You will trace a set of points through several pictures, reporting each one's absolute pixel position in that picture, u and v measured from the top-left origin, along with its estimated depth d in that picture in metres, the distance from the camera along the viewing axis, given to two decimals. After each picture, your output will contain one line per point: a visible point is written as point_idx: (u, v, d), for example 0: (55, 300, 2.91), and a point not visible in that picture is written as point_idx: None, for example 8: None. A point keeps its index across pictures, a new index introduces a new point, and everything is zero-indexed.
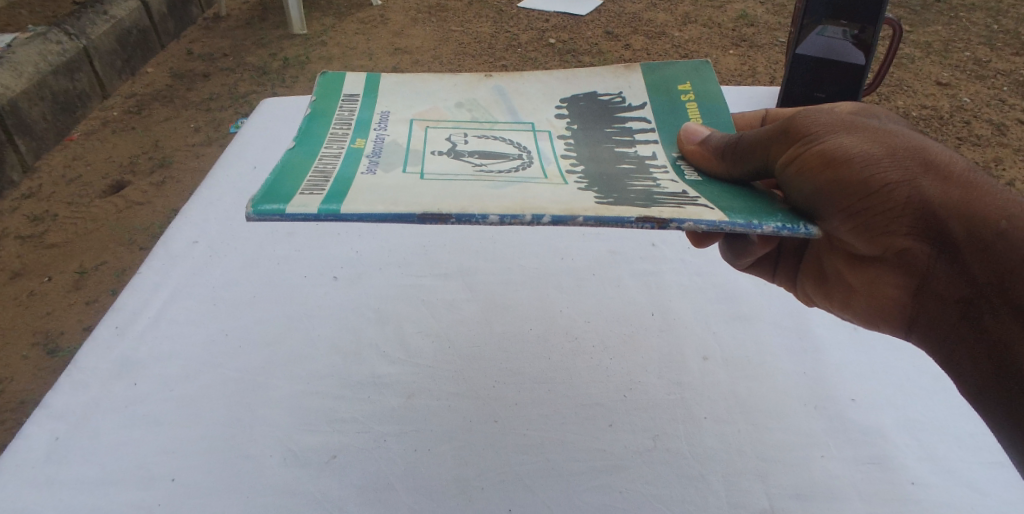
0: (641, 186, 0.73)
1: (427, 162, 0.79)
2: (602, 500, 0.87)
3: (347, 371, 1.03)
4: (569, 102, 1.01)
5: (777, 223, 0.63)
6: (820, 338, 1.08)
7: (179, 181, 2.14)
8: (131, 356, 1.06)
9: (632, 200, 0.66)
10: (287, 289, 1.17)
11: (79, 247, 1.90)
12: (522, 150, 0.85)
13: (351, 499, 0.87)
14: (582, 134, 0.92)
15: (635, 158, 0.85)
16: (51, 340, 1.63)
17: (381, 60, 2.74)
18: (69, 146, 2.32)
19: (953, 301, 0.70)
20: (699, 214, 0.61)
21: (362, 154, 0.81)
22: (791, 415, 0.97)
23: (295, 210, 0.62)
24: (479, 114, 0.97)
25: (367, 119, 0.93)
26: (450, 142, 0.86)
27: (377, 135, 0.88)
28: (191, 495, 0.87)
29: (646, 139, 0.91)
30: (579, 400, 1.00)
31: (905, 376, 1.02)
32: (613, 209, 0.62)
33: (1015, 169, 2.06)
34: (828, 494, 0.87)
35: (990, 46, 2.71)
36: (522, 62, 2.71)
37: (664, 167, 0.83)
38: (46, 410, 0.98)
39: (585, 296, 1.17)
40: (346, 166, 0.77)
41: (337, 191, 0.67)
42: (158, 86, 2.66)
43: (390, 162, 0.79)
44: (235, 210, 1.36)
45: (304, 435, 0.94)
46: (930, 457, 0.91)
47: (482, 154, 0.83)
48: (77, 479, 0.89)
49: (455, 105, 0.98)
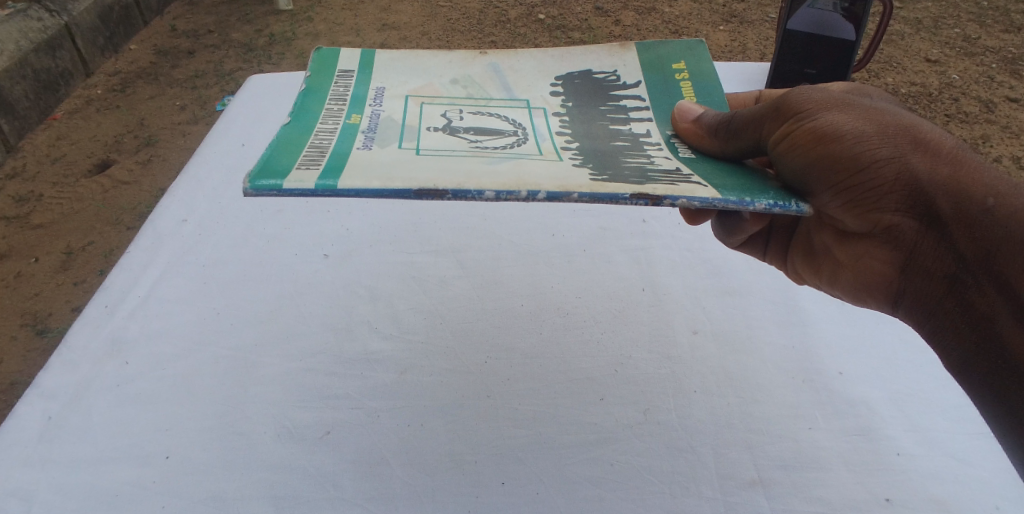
0: (634, 163, 0.73)
1: (423, 138, 0.78)
2: (592, 472, 0.88)
3: (339, 349, 1.04)
4: (563, 79, 1.00)
5: (769, 201, 0.63)
6: (808, 312, 1.10)
7: (165, 159, 2.12)
8: (121, 335, 1.05)
9: (626, 176, 0.66)
10: (277, 267, 1.17)
11: (65, 227, 1.88)
12: (517, 127, 0.85)
13: (346, 474, 0.88)
14: (577, 111, 0.92)
15: (629, 135, 0.85)
16: (40, 321, 1.62)
17: (370, 36, 2.70)
18: (53, 125, 2.29)
19: (939, 277, 0.70)
20: (693, 191, 0.61)
21: (358, 130, 0.81)
22: (779, 387, 0.98)
23: (292, 186, 0.61)
24: (473, 91, 0.96)
25: (363, 95, 0.92)
26: (446, 118, 0.86)
27: (372, 112, 0.87)
28: (186, 472, 0.87)
29: (640, 117, 0.91)
30: (570, 374, 1.01)
31: (890, 348, 1.04)
32: (606, 187, 0.62)
33: (1002, 145, 2.08)
34: (815, 464, 0.89)
35: (980, 22, 2.71)
36: (512, 38, 2.69)
37: (657, 145, 0.83)
38: (37, 389, 0.98)
39: (577, 272, 1.17)
40: (342, 141, 0.77)
41: (333, 166, 0.66)
42: (142, 63, 2.61)
43: (386, 138, 0.79)
44: (222, 188, 1.35)
45: (297, 411, 0.95)
46: (914, 427, 0.93)
47: (478, 130, 0.83)
48: (71, 458, 0.89)
49: (450, 82, 0.98)
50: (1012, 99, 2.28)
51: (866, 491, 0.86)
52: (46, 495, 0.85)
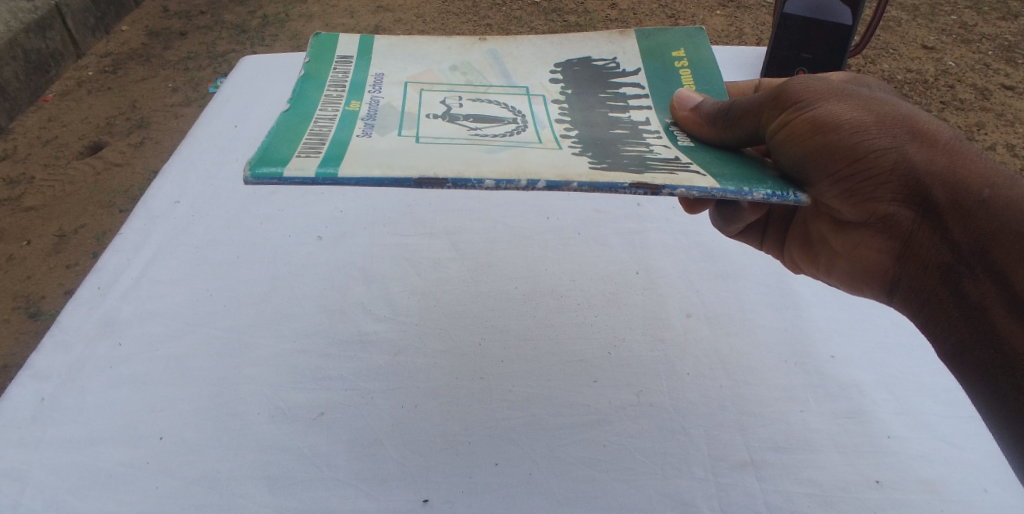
0: (633, 152, 0.73)
1: (422, 126, 0.78)
2: (586, 453, 0.89)
3: (334, 330, 1.03)
4: (563, 66, 0.99)
5: (767, 191, 0.63)
6: (802, 296, 1.10)
7: (158, 141, 2.10)
8: (113, 317, 1.05)
9: (625, 165, 0.66)
10: (272, 250, 1.16)
11: (57, 209, 1.87)
12: (517, 115, 0.85)
13: (340, 455, 0.88)
14: (577, 99, 0.91)
15: (629, 124, 0.85)
16: (33, 304, 1.62)
17: (364, 18, 2.68)
18: (44, 106, 2.27)
19: (933, 265, 0.70)
20: (691, 181, 0.61)
21: (357, 117, 0.80)
22: (771, 371, 0.99)
23: (293, 174, 0.61)
24: (472, 77, 0.95)
25: (361, 82, 0.91)
26: (445, 106, 0.85)
27: (371, 98, 0.87)
28: (180, 453, 0.88)
29: (639, 105, 0.91)
30: (565, 357, 1.01)
31: (883, 333, 1.04)
32: (606, 176, 0.61)
33: (997, 133, 2.09)
34: (804, 447, 0.90)
35: (977, 9, 2.70)
36: (507, 21, 2.67)
37: (656, 133, 0.83)
38: (29, 371, 0.98)
39: (572, 255, 1.17)
40: (342, 129, 0.76)
41: (333, 155, 0.66)
42: (133, 44, 2.58)
43: (385, 125, 0.79)
44: (216, 170, 1.34)
45: (292, 392, 0.95)
46: (905, 410, 0.94)
47: (478, 118, 0.82)
48: (65, 438, 0.89)
49: (449, 68, 0.97)
50: (1008, 87, 2.28)
51: (856, 473, 0.87)
52: (39, 476, 0.85)
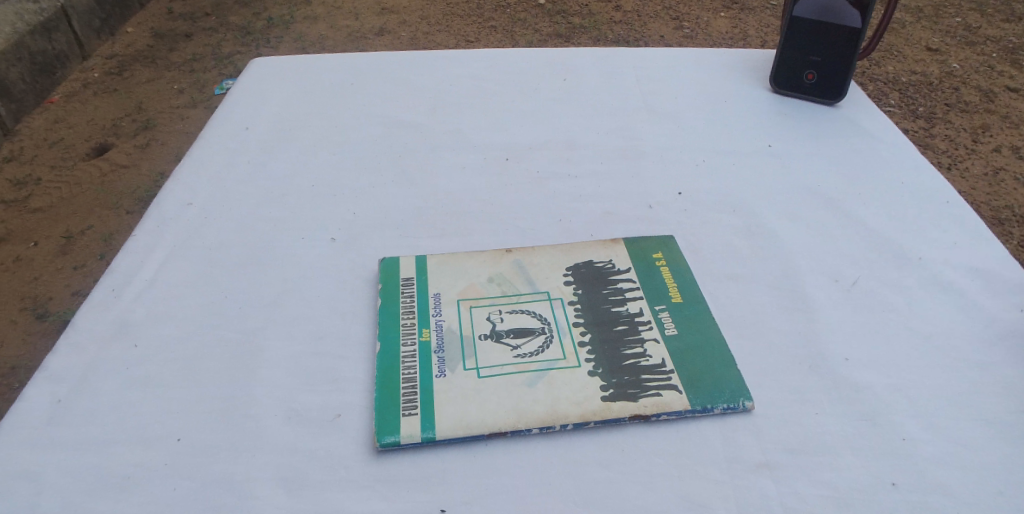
0: (634, 360, 0.97)
1: (480, 356, 0.97)
2: (602, 454, 0.89)
3: (347, 332, 1.04)
4: (570, 268, 1.12)
5: (724, 404, 0.93)
6: (814, 298, 1.10)
7: (165, 142, 2.10)
8: (128, 319, 1.05)
9: (626, 390, 0.93)
10: (284, 252, 1.17)
11: (65, 210, 1.88)
12: (547, 324, 1.02)
13: (356, 457, 0.88)
14: (586, 297, 1.06)
15: (628, 320, 1.03)
16: (40, 305, 1.63)
17: (369, 21, 2.68)
18: (49, 108, 2.27)
19: None
20: (670, 404, 0.92)
21: (431, 350, 0.98)
22: (785, 372, 0.99)
23: (407, 440, 0.88)
24: (507, 286, 1.09)
25: (424, 307, 1.05)
26: (490, 323, 1.02)
27: (436, 321, 1.03)
28: (196, 456, 0.88)
29: (635, 295, 1.07)
30: None
31: (896, 335, 1.04)
32: (613, 408, 0.92)
33: (1002, 135, 2.10)
34: (818, 449, 0.90)
35: (981, 11, 2.71)
36: (511, 23, 2.67)
37: (649, 324, 1.03)
38: (44, 372, 0.97)
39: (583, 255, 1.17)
40: (423, 371, 0.95)
41: (427, 407, 0.91)
42: (139, 46, 2.59)
43: (452, 357, 0.97)
44: (227, 172, 1.34)
45: (307, 394, 0.95)
46: (919, 413, 0.94)
47: (518, 332, 1.01)
48: (81, 440, 0.89)
49: (486, 279, 1.10)
50: (1012, 89, 2.28)
51: (871, 475, 0.87)
52: (55, 477, 0.85)
